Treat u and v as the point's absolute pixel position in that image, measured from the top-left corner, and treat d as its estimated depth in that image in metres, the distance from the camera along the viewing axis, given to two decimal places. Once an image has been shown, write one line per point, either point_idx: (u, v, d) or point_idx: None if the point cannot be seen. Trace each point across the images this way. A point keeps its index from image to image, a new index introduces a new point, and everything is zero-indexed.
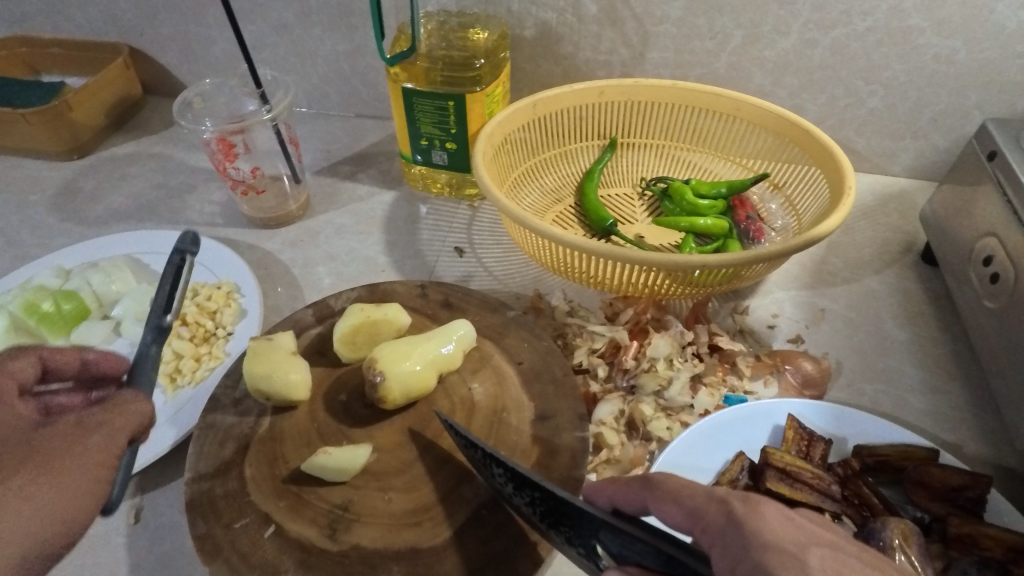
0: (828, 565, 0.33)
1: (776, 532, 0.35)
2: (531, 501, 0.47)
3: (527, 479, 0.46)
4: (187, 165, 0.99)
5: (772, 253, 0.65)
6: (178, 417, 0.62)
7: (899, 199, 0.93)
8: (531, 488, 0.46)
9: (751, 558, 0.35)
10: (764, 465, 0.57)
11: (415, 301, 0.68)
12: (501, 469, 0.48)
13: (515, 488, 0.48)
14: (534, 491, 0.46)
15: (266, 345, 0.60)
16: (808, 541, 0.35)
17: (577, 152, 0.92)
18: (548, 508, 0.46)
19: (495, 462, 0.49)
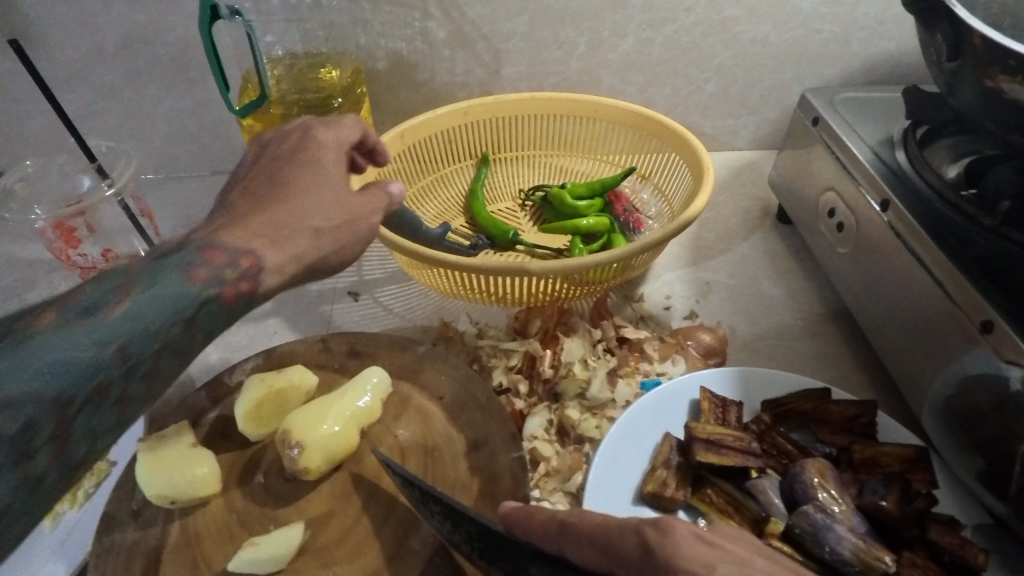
0: None
1: (688, 557, 0.36)
2: (468, 537, 0.45)
3: (466, 514, 0.44)
4: (20, 258, 0.87)
5: (655, 240, 0.69)
6: (65, 548, 0.54)
7: (749, 170, 1.03)
8: (468, 524, 0.44)
9: None
10: (690, 439, 0.59)
11: (319, 356, 0.64)
12: (438, 506, 0.46)
13: (451, 526, 0.46)
14: (470, 528, 0.44)
15: (159, 443, 0.53)
16: (717, 560, 0.35)
17: (454, 175, 0.92)
18: (485, 544, 0.44)
19: (431, 500, 0.47)
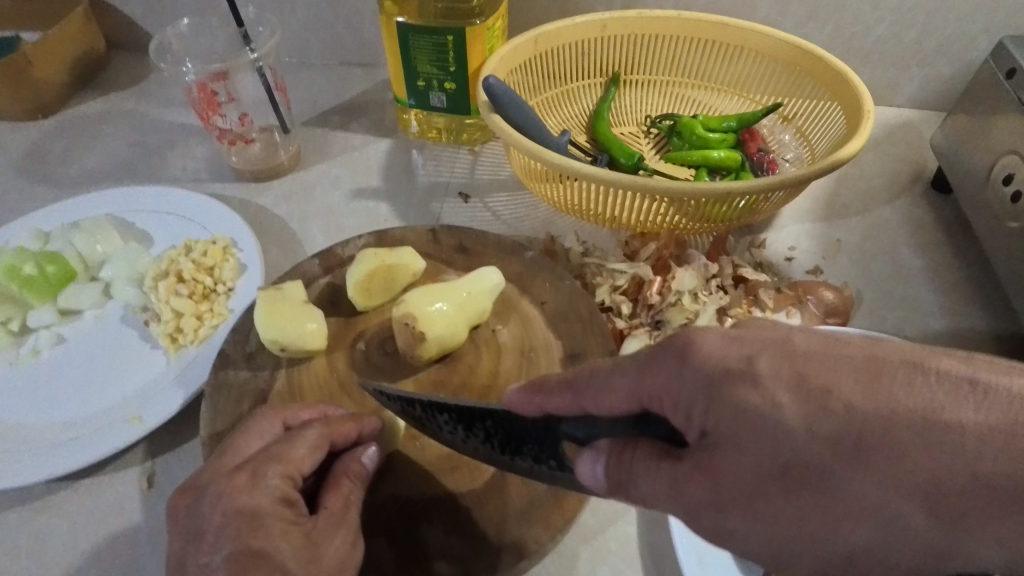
0: (781, 366, 0.30)
1: (720, 356, 0.31)
2: (487, 435, 0.43)
3: (476, 409, 0.43)
4: (163, 121, 0.92)
5: (795, 179, 0.62)
6: (186, 377, 0.58)
7: (906, 129, 0.91)
8: (481, 419, 0.43)
9: (711, 404, 0.31)
10: None
11: (428, 246, 0.64)
12: (447, 414, 0.44)
13: (466, 429, 0.43)
14: (486, 422, 0.42)
15: (276, 295, 0.55)
16: (754, 350, 0.31)
17: (580, 92, 0.88)
18: (508, 435, 0.42)
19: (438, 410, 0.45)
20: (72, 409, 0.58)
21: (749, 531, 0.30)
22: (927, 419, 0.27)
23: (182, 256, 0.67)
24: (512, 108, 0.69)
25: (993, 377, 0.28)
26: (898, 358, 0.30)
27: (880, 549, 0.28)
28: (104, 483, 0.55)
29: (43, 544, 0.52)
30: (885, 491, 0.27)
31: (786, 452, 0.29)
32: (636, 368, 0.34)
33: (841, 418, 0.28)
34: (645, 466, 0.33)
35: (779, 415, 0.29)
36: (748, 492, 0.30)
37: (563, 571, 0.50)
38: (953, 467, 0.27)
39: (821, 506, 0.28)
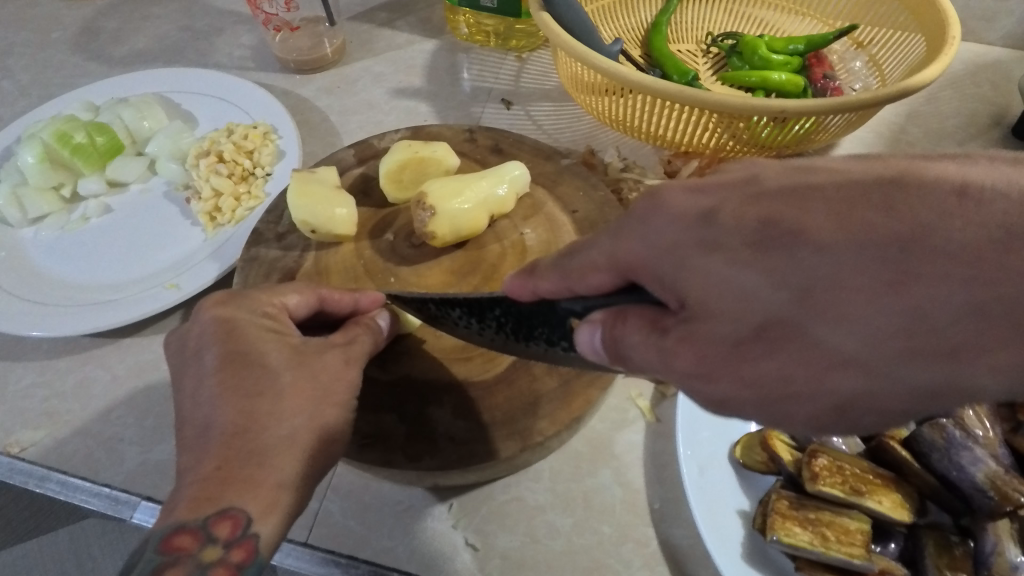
0: (746, 211, 0.28)
1: (675, 211, 0.29)
2: (498, 324, 0.43)
3: (483, 300, 0.42)
4: (212, 6, 0.91)
5: (861, 102, 0.58)
6: (220, 252, 0.60)
7: (994, 69, 0.83)
8: (490, 309, 0.43)
9: (670, 259, 0.29)
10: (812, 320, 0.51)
11: (464, 145, 0.63)
12: (458, 309, 0.45)
13: (478, 319, 0.44)
14: (495, 309, 0.42)
15: (308, 177, 0.56)
16: (711, 203, 0.29)
17: (639, 2, 0.83)
18: (515, 320, 0.41)
19: (450, 306, 0.45)
20: (115, 274, 0.61)
21: (740, 394, 0.28)
22: (905, 245, 0.24)
23: (222, 137, 0.68)
24: (564, 7, 0.65)
25: (978, 176, 0.24)
26: (877, 179, 0.26)
27: (870, 394, 0.26)
28: (143, 342, 0.59)
29: (87, 390, 0.56)
30: (868, 338, 0.25)
31: (757, 311, 0.26)
32: (609, 238, 0.32)
33: (810, 261, 0.25)
34: (636, 339, 0.30)
35: (742, 269, 0.27)
36: (729, 358, 0.28)
37: (566, 468, 0.52)
38: (936, 295, 0.23)
39: (803, 363, 0.26)
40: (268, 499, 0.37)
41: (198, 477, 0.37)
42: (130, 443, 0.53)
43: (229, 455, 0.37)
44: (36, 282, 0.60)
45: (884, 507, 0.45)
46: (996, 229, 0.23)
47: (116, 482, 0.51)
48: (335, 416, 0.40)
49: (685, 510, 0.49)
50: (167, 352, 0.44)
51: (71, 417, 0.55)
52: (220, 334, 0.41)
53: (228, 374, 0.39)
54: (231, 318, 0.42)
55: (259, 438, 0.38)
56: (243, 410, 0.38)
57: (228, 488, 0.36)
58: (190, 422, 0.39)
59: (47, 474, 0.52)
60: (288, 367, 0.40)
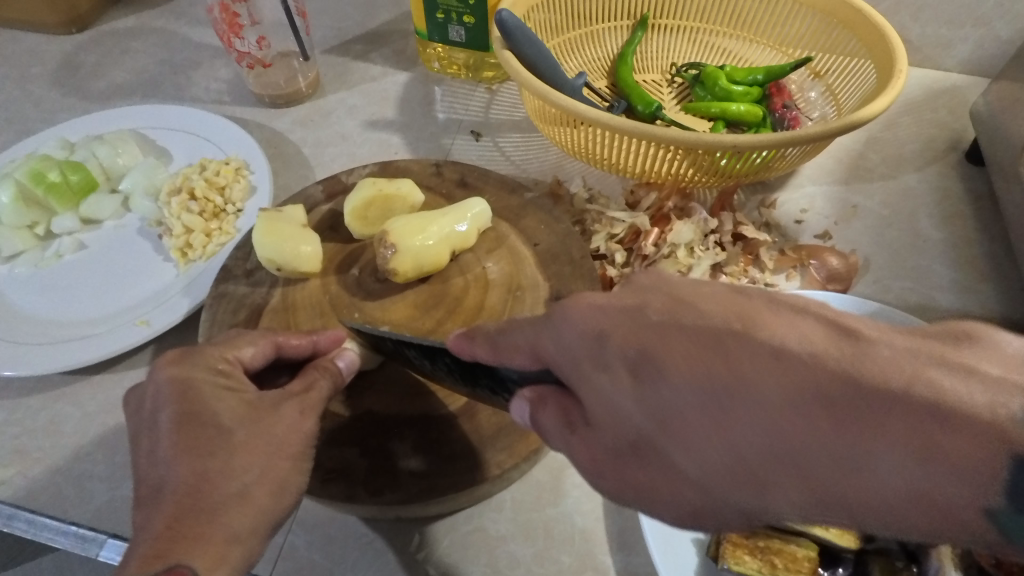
0: (630, 339, 0.30)
1: (583, 321, 0.32)
2: (447, 369, 0.44)
3: (433, 347, 0.44)
4: (190, 40, 0.93)
5: (812, 135, 0.60)
6: (191, 288, 0.62)
7: (951, 95, 0.85)
8: (440, 355, 0.44)
9: (572, 366, 0.32)
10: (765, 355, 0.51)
11: (430, 179, 0.65)
12: (413, 350, 0.46)
13: (430, 362, 0.45)
14: (443, 356, 0.43)
15: (276, 216, 0.57)
16: (608, 322, 0.31)
17: (605, 34, 0.85)
18: (461, 368, 0.43)
19: (405, 347, 0.47)
20: (87, 311, 0.62)
21: (619, 497, 0.31)
22: (728, 390, 0.26)
23: (195, 173, 0.69)
24: (526, 45, 0.67)
25: (805, 339, 0.26)
26: (724, 324, 0.28)
27: (707, 511, 0.28)
28: (114, 378, 0.60)
29: (58, 427, 0.57)
30: (702, 467, 0.27)
31: (632, 428, 0.29)
32: (535, 330, 0.35)
33: (662, 395, 0.28)
34: (553, 428, 0.33)
35: (617, 394, 0.29)
36: (609, 462, 0.31)
37: (528, 498, 0.53)
38: (746, 438, 0.26)
39: (660, 477, 0.29)
40: (217, 554, 0.38)
41: (149, 536, 0.37)
42: (99, 479, 0.54)
43: (180, 515, 0.38)
44: (8, 320, 0.61)
45: (831, 534, 0.45)
46: (814, 390, 0.25)
47: (84, 519, 0.52)
48: (288, 470, 0.42)
49: (642, 539, 0.50)
50: (126, 412, 0.44)
51: (40, 454, 0.56)
52: (174, 395, 0.42)
53: (182, 436, 0.40)
54: (185, 379, 0.42)
55: (210, 496, 0.39)
56: (195, 470, 0.39)
57: (176, 546, 0.37)
58: (146, 482, 0.40)
59: (14, 512, 0.52)
60: (241, 425, 0.42)
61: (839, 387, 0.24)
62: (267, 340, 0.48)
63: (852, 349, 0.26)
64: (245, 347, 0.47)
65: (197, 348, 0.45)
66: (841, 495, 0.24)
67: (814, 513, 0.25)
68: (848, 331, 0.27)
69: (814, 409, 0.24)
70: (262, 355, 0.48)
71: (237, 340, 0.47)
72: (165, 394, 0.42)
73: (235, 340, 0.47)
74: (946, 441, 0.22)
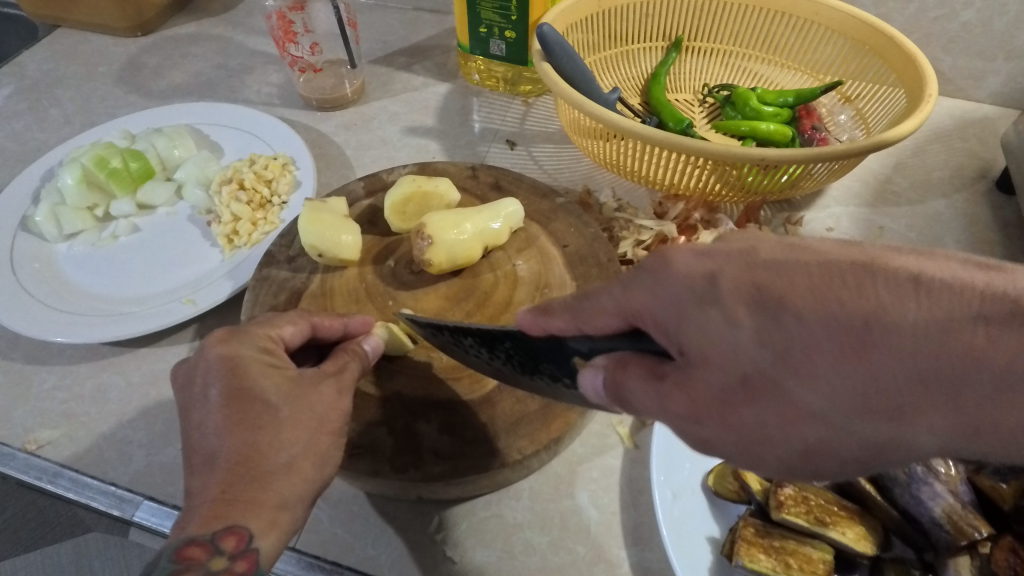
0: (742, 279, 0.31)
1: (683, 270, 0.33)
2: (507, 356, 0.45)
3: (494, 333, 0.45)
4: (245, 47, 0.99)
5: (840, 152, 0.61)
6: (235, 272, 0.65)
7: (982, 126, 0.86)
8: (501, 341, 0.45)
9: (676, 314, 0.33)
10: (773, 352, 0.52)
11: (466, 181, 0.68)
12: (471, 338, 0.47)
13: (489, 351, 0.46)
14: (504, 342, 0.44)
15: (320, 206, 0.61)
16: (716, 267, 0.32)
17: (640, 54, 0.88)
18: (525, 354, 0.44)
19: (462, 335, 0.47)
20: (137, 288, 0.66)
21: (724, 438, 0.32)
22: (868, 321, 0.27)
23: (245, 167, 0.73)
24: (564, 59, 0.71)
25: (936, 271, 0.28)
26: (851, 261, 0.29)
27: (828, 441, 0.30)
28: (158, 352, 0.63)
29: (104, 394, 0.60)
30: (835, 398, 0.28)
31: (746, 366, 0.30)
32: (621, 287, 0.36)
33: (790, 329, 0.29)
34: (638, 384, 0.34)
35: (737, 332, 0.30)
36: (716, 404, 0.32)
37: (546, 488, 0.54)
38: (889, 367, 0.27)
39: (779, 411, 0.30)
40: (270, 520, 0.41)
41: (206, 499, 0.40)
42: (139, 445, 0.57)
43: (233, 480, 0.41)
44: (65, 292, 0.65)
45: (848, 537, 0.46)
46: (954, 314, 0.27)
47: (123, 481, 0.55)
48: (327, 441, 0.44)
49: (658, 534, 0.51)
50: (174, 386, 0.47)
51: (86, 419, 0.59)
52: (223, 371, 0.44)
53: (231, 411, 0.42)
54: (234, 356, 0.45)
55: (259, 465, 0.41)
56: (245, 441, 0.41)
57: (233, 508, 0.40)
58: (198, 451, 0.42)
59: (60, 470, 0.55)
60: (286, 401, 0.44)
61: (980, 310, 0.26)
62: (303, 320, 0.50)
63: (987, 277, 0.28)
64: (283, 326, 0.49)
65: (239, 326, 0.48)
66: (988, 413, 0.26)
67: (962, 437, 0.27)
68: (985, 263, 0.29)
69: (971, 333, 0.26)
70: (299, 335, 0.50)
71: (277, 321, 0.49)
72: (213, 364, 0.44)
73: (274, 320, 0.49)
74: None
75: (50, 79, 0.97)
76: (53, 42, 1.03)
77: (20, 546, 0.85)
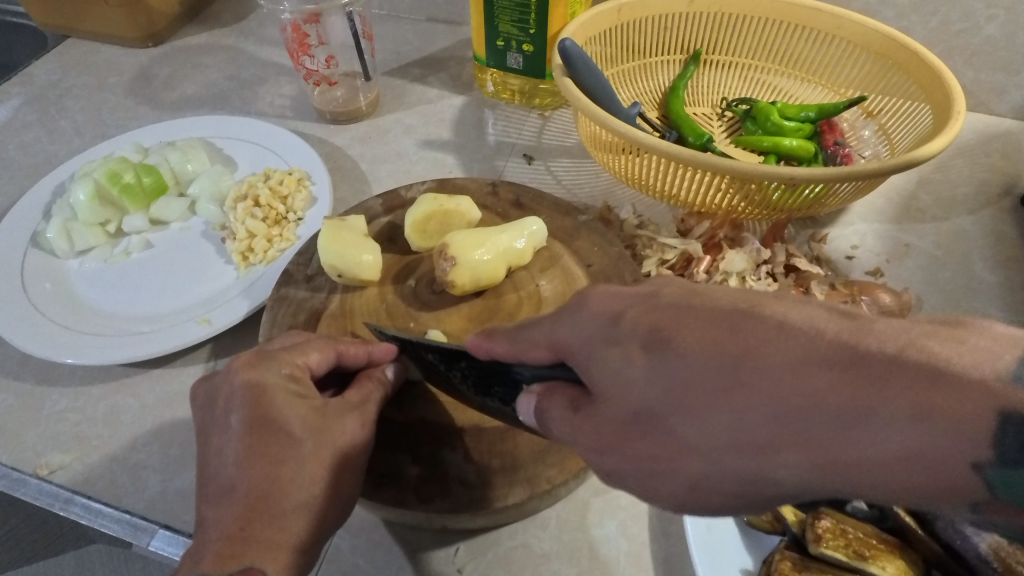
0: (643, 318, 0.31)
1: (596, 309, 0.34)
2: (463, 375, 0.45)
3: (451, 351, 0.44)
4: (257, 58, 0.98)
5: (869, 171, 0.60)
6: (251, 291, 0.64)
7: (1004, 140, 0.85)
8: (458, 361, 0.45)
9: (587, 351, 0.33)
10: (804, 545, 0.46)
11: (486, 198, 0.66)
12: (433, 354, 0.47)
13: (447, 365, 0.46)
14: (460, 363, 0.44)
15: (340, 225, 0.59)
16: (624, 306, 0.33)
17: (658, 67, 0.87)
18: (477, 376, 0.44)
19: (426, 349, 0.47)
20: (151, 307, 0.65)
21: (625, 473, 0.32)
22: (736, 360, 0.27)
23: (260, 182, 0.72)
24: (585, 73, 0.69)
25: (805, 317, 0.27)
26: (732, 305, 0.29)
27: (708, 479, 0.29)
28: (173, 373, 0.62)
29: (117, 417, 0.59)
30: (708, 435, 0.28)
31: (635, 401, 0.30)
32: (552, 322, 0.37)
33: (673, 366, 0.29)
34: (558, 413, 0.35)
35: (628, 368, 0.31)
36: (616, 436, 0.32)
37: (573, 517, 0.52)
38: (750, 404, 0.27)
39: (662, 447, 0.30)
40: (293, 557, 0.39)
41: (223, 535, 0.39)
42: (153, 470, 0.55)
43: (253, 521, 0.39)
44: (77, 310, 0.63)
45: (889, 573, 0.44)
46: (819, 355, 0.26)
47: (137, 508, 0.53)
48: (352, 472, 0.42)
49: (690, 565, 0.49)
50: (194, 405, 0.46)
51: (98, 443, 0.57)
52: (249, 401, 0.43)
53: (253, 443, 0.41)
54: (258, 384, 0.43)
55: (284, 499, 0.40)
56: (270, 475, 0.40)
57: (257, 546, 0.39)
58: (219, 481, 0.41)
59: (72, 496, 0.54)
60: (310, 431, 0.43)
61: (835, 352, 0.25)
62: (328, 347, 0.49)
63: (850, 324, 0.26)
64: (309, 355, 0.47)
65: (266, 354, 0.46)
66: (837, 450, 0.24)
67: (816, 473, 0.25)
68: (845, 312, 0.27)
69: (816, 375, 0.25)
70: (325, 363, 0.48)
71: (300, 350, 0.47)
72: (235, 396, 0.43)
73: (298, 347, 0.48)
74: (942, 402, 0.23)
75: (60, 89, 0.96)
76: (63, 51, 1.02)
77: (24, 556, 0.83)
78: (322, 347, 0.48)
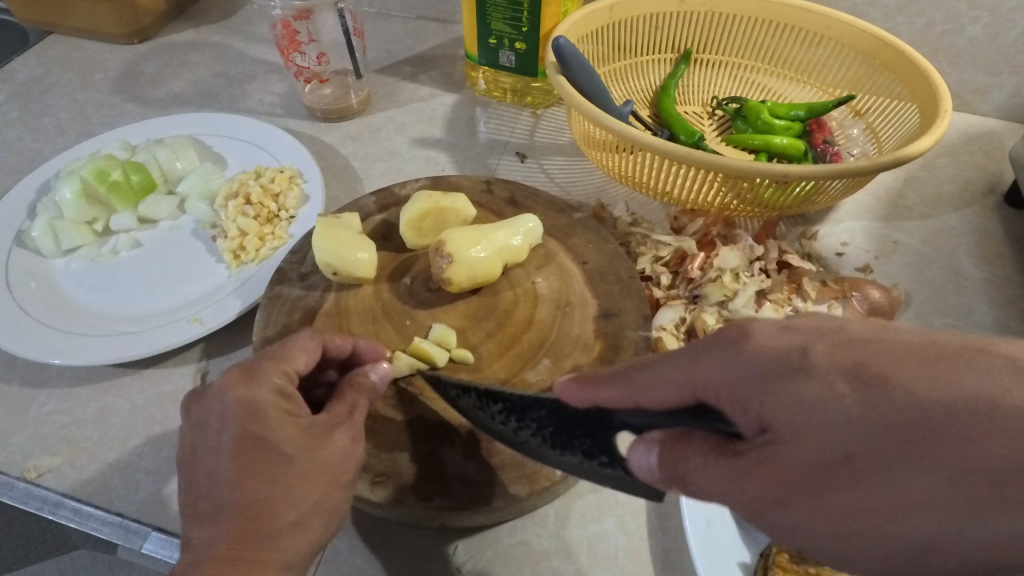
0: (835, 354, 0.30)
1: (768, 342, 0.32)
2: (538, 425, 0.44)
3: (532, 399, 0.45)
4: (246, 55, 0.97)
5: (860, 169, 0.60)
6: (243, 289, 0.63)
7: (987, 139, 0.87)
8: (535, 409, 0.45)
9: (752, 382, 0.31)
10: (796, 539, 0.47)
11: (481, 196, 0.66)
12: (500, 404, 0.47)
13: (517, 419, 0.45)
14: (542, 409, 0.44)
15: (334, 222, 0.59)
16: (802, 342, 0.31)
17: (650, 66, 0.87)
18: (561, 423, 0.43)
19: (492, 400, 0.47)
20: (140, 306, 0.64)
21: (805, 523, 0.29)
22: (973, 405, 0.26)
23: (251, 179, 0.71)
24: (580, 71, 0.69)
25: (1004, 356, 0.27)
26: (941, 346, 0.29)
27: (934, 542, 0.26)
28: (164, 373, 0.61)
29: (106, 418, 0.58)
30: (938, 486, 0.26)
31: (833, 446, 0.28)
32: (681, 360, 0.35)
33: (899, 405, 0.27)
34: (699, 462, 0.32)
35: (839, 408, 0.28)
36: (805, 485, 0.29)
37: (572, 513, 0.52)
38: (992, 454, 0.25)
39: (879, 501, 0.27)
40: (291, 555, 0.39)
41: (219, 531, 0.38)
42: (145, 471, 0.54)
43: (259, 544, 0.40)
44: (64, 311, 0.62)
45: None
46: None
47: (129, 511, 0.52)
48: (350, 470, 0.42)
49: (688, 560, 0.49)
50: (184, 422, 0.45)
51: (87, 445, 0.56)
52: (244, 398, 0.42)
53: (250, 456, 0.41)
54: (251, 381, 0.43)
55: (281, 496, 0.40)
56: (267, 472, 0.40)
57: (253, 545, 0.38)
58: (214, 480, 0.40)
59: (62, 500, 0.53)
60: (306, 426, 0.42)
61: None
62: (313, 351, 0.48)
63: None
64: (294, 359, 0.47)
65: (251, 363, 0.45)
66: None
67: None
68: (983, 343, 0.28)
69: None
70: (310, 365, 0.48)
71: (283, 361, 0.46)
72: (230, 410, 0.43)
73: (282, 352, 0.47)
74: None
75: (43, 86, 0.94)
76: (45, 48, 1.00)
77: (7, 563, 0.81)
78: (307, 348, 0.48)
